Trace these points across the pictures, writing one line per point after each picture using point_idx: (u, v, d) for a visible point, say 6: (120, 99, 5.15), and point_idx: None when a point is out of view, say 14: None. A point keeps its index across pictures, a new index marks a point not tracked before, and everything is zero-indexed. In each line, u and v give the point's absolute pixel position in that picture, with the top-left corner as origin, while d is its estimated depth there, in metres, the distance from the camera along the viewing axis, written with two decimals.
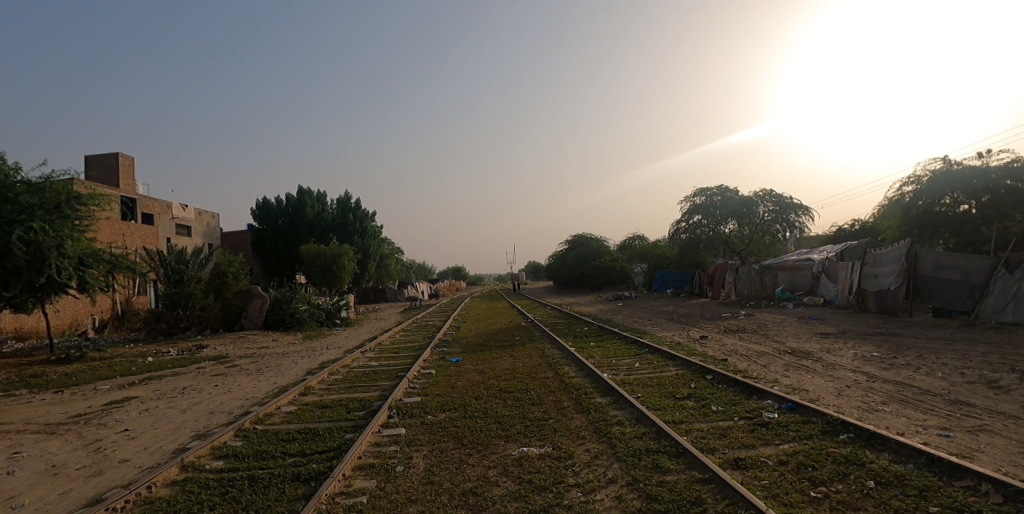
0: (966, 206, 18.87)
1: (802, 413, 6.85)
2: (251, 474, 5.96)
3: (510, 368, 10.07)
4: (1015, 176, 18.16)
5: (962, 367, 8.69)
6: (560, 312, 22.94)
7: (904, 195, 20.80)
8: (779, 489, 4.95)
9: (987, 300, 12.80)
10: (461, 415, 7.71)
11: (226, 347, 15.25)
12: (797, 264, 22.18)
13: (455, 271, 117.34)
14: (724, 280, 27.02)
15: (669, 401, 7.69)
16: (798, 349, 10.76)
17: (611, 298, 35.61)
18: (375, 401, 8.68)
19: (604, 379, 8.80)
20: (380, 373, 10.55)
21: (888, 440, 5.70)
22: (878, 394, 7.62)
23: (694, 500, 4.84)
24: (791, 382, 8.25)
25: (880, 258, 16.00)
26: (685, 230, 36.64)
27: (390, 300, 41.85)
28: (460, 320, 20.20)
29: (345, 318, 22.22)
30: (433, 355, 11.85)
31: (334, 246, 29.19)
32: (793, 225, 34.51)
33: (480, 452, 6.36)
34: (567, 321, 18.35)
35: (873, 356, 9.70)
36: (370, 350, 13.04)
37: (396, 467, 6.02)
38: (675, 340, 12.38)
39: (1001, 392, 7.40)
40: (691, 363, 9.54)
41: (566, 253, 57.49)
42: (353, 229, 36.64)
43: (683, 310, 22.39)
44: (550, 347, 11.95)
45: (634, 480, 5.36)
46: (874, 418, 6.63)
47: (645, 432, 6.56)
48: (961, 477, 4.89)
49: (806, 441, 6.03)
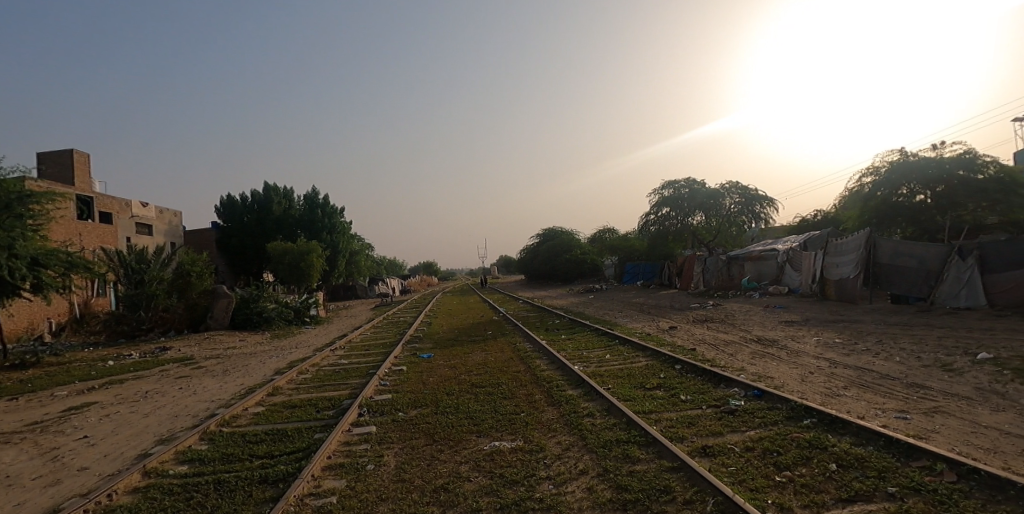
0: (922, 195, 19.41)
1: (767, 400, 6.98)
2: (217, 478, 5.80)
3: (482, 363, 10.04)
4: (967, 166, 18.82)
5: (918, 351, 8.98)
6: (531, 305, 22.94)
7: (863, 185, 21.41)
8: (744, 474, 5.06)
9: (942, 286, 13.21)
10: (433, 411, 7.65)
11: (191, 348, 14.89)
12: (762, 254, 22.65)
13: (426, 268, 116.94)
14: (692, 272, 27.46)
15: (640, 392, 7.74)
16: (763, 337, 11.00)
17: (581, 291, 35.85)
18: (344, 399, 8.55)
19: (575, 371, 8.83)
20: (351, 371, 10.40)
21: (849, 424, 5.86)
22: (839, 379, 7.82)
23: (663, 488, 4.91)
24: (757, 370, 8.39)
25: (841, 248, 16.46)
26: (654, 223, 36.92)
27: (361, 296, 41.37)
28: (432, 315, 20.00)
29: (314, 316, 21.91)
30: (405, 352, 11.71)
31: (303, 243, 28.58)
32: (757, 215, 35.60)
33: (452, 448, 6.31)
34: (539, 314, 18.43)
35: (834, 343, 9.96)
36: (340, 348, 12.82)
37: (366, 465, 5.94)
38: (645, 330, 12.55)
39: (955, 374, 7.70)
40: (661, 353, 9.67)
41: (537, 247, 57.76)
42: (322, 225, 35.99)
43: (652, 301, 22.65)
44: (522, 341, 11.94)
45: (604, 471, 5.40)
46: (836, 403, 6.81)
47: (615, 423, 6.61)
48: (917, 458, 5.06)
49: (772, 427, 6.16)
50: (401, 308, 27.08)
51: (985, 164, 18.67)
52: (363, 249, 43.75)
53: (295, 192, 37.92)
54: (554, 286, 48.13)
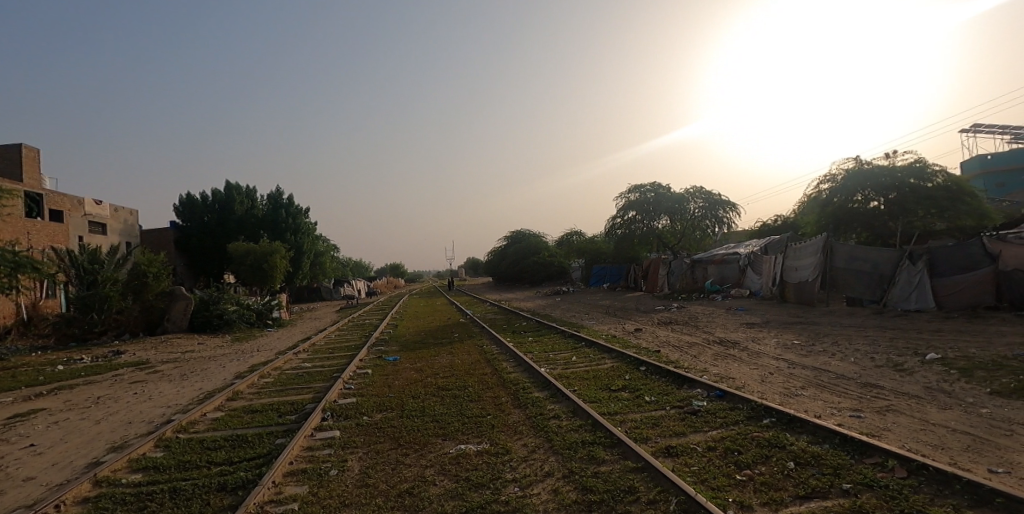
0: (876, 202, 20.17)
1: (729, 400, 7.12)
2: (172, 486, 5.59)
3: (449, 365, 9.98)
4: (917, 175, 19.65)
5: (871, 352, 9.32)
6: (498, 307, 22.90)
7: (820, 192, 22.14)
8: (707, 474, 5.15)
9: (894, 290, 13.73)
10: (398, 415, 7.54)
11: (147, 352, 14.34)
12: (725, 258, 23.17)
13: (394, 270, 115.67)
14: (658, 275, 27.88)
15: (605, 393, 7.80)
16: (725, 338, 11.23)
17: (549, 293, 36.03)
18: (308, 403, 8.36)
19: (541, 373, 8.85)
20: (314, 374, 10.19)
21: (806, 423, 6.03)
22: (798, 379, 8.04)
23: (628, 489, 4.95)
24: (719, 371, 8.56)
25: (800, 252, 16.95)
26: (621, 226, 37.14)
27: (326, 298, 40.63)
28: (398, 318, 19.78)
29: (277, 318, 21.41)
30: (370, 354, 11.53)
31: (266, 244, 27.89)
32: (720, 220, 36.49)
33: (418, 452, 6.24)
34: (506, 316, 18.43)
35: (793, 344, 10.25)
36: (303, 351, 12.55)
37: (329, 471, 5.82)
38: (611, 332, 12.66)
39: (905, 374, 8.01)
40: (626, 355, 9.77)
41: (504, 249, 57.75)
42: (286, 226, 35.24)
43: (619, 303, 22.93)
44: (489, 343, 11.91)
45: (570, 472, 5.41)
46: (794, 403, 6.99)
47: (581, 425, 6.64)
48: (871, 455, 5.23)
49: (733, 426, 6.29)
50: (368, 310, 26.72)
51: (933, 174, 19.51)
52: (328, 251, 42.97)
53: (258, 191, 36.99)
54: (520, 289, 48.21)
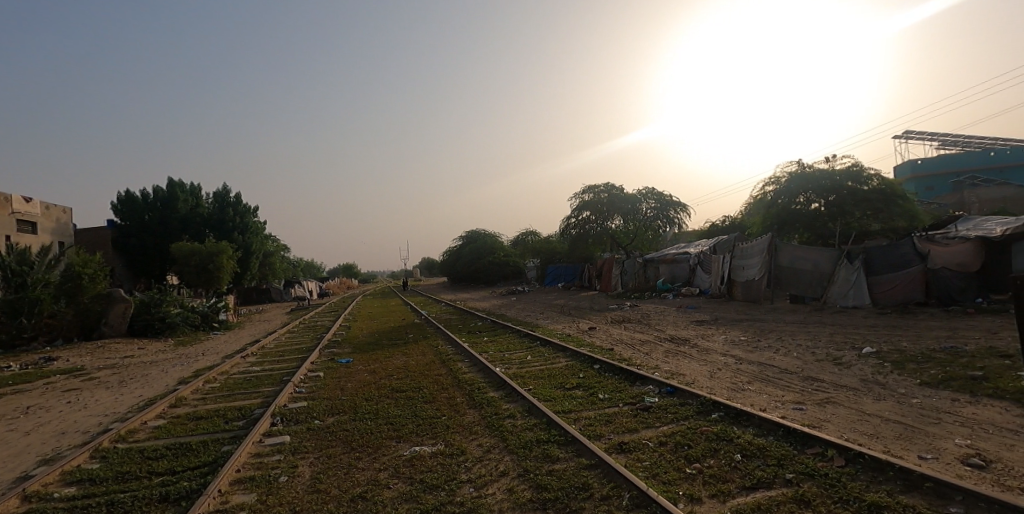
0: (817, 204, 21.12)
1: (679, 396, 7.31)
2: (109, 499, 5.30)
3: (403, 366, 9.85)
4: (854, 178, 20.67)
5: (812, 347, 9.76)
6: (453, 308, 22.78)
7: (766, 193, 23.02)
8: (658, 468, 5.26)
9: (833, 287, 14.41)
10: (351, 418, 7.39)
11: (82, 358, 13.56)
12: (676, 258, 23.80)
13: (348, 271, 113.40)
14: (611, 274, 28.37)
15: (559, 392, 7.87)
16: (676, 336, 11.53)
17: (504, 292, 36.13)
18: (256, 408, 8.10)
19: (497, 373, 8.85)
20: (263, 378, 9.88)
21: (752, 416, 6.25)
22: (744, 374, 8.33)
23: (582, 485, 5.00)
24: (670, 368, 8.78)
25: (747, 251, 17.57)
26: (575, 226, 37.74)
27: (276, 300, 39.45)
28: (351, 319, 19.40)
29: (224, 321, 20.66)
30: (322, 357, 11.27)
31: (212, 243, 26.82)
32: (671, 220, 37.80)
33: (371, 455, 6.13)
34: (462, 316, 18.35)
35: (740, 340, 10.63)
36: (251, 355, 12.15)
37: (279, 477, 5.65)
38: (565, 331, 12.78)
39: (843, 367, 8.43)
40: (580, 353, 9.90)
41: (460, 249, 57.58)
42: (233, 225, 34.10)
43: (573, 302, 23.21)
44: (444, 343, 11.87)
45: (525, 471, 5.43)
46: (741, 397, 7.24)
47: (536, 423, 6.68)
48: (811, 445, 5.47)
49: (683, 421, 6.46)
50: (320, 312, 26.12)
51: (868, 177, 20.59)
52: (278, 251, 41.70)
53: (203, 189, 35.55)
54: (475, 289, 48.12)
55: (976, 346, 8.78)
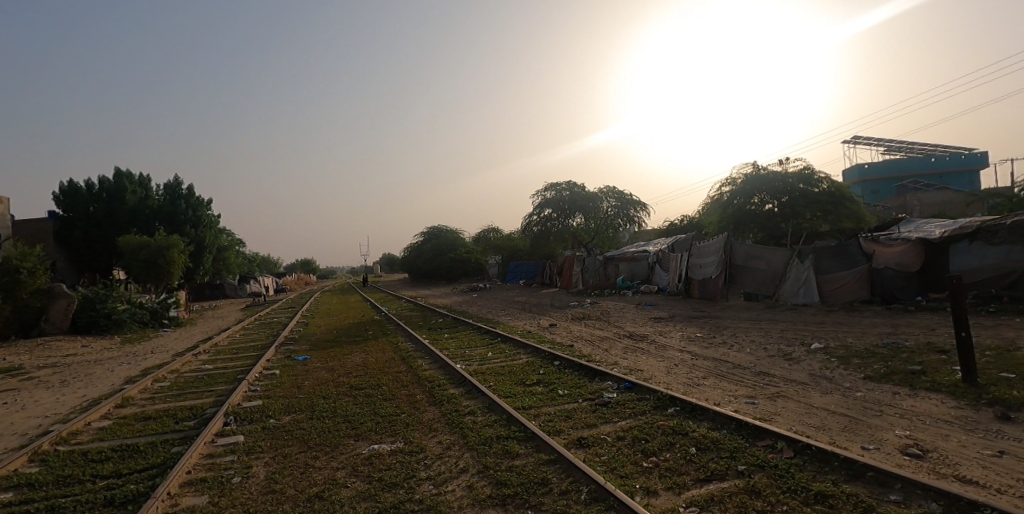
0: (770, 205, 21.84)
1: (636, 391, 7.45)
2: (49, 504, 5.05)
3: (362, 364, 9.72)
4: (806, 181, 21.43)
5: (764, 343, 10.10)
6: (414, 304, 22.57)
7: (722, 194, 23.64)
8: (616, 463, 5.35)
9: (785, 286, 14.91)
10: (308, 416, 7.24)
11: (19, 356, 12.82)
12: (635, 256, 24.22)
13: (306, 266, 111.06)
14: (572, 271, 28.64)
15: (520, 388, 7.91)
16: (634, 332, 11.75)
17: (466, 289, 36.02)
18: (208, 408, 7.84)
19: (457, 370, 8.83)
20: (216, 376, 9.57)
21: (706, 410, 6.43)
22: (700, 370, 8.55)
23: (541, 481, 5.04)
24: (628, 364, 8.93)
25: (704, 250, 18.04)
26: (537, 223, 38.04)
27: (230, 296, 38.24)
28: (309, 316, 19.01)
29: (175, 317, 19.93)
30: (278, 354, 11.00)
31: (162, 237, 25.81)
32: (631, 219, 37.72)
33: (329, 454, 6.03)
34: (422, 313, 18.20)
35: (696, 337, 10.91)
36: (204, 352, 11.76)
37: (232, 478, 5.49)
38: (527, 328, 12.84)
39: (793, 362, 8.75)
40: (540, 350, 9.97)
41: (421, 245, 57.14)
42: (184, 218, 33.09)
43: (534, 299, 23.33)
44: (404, 340, 11.76)
45: (485, 468, 5.44)
46: (696, 392, 7.44)
47: (496, 420, 6.69)
48: (763, 438, 5.66)
49: (641, 416, 6.58)
50: (277, 308, 25.51)
51: (819, 180, 21.40)
52: (233, 246, 40.46)
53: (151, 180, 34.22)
54: (437, 285, 47.89)
55: (916, 341, 9.27)
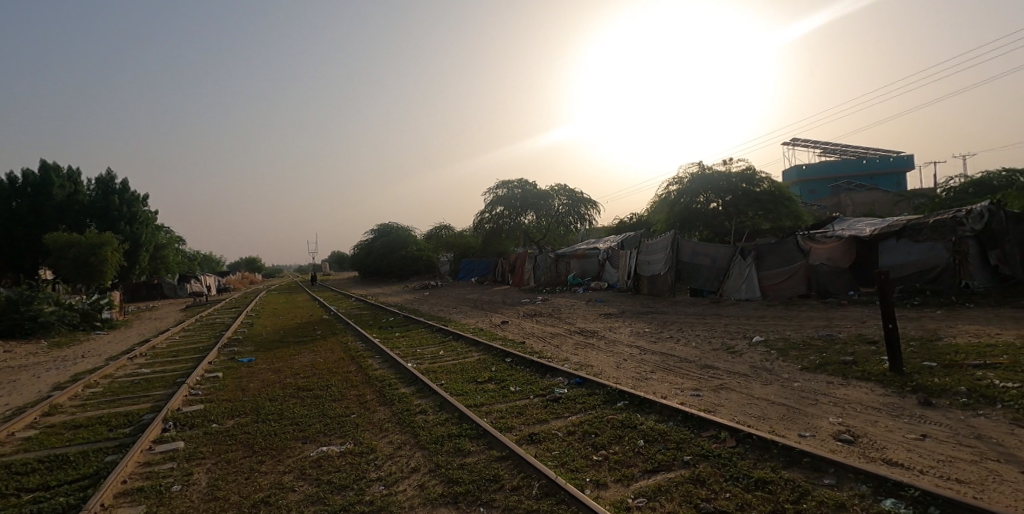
0: (715, 204, 22.58)
1: (587, 386, 7.58)
2: None
3: (310, 364, 9.50)
4: (748, 181, 22.29)
5: (709, 336, 10.48)
6: (364, 303, 22.16)
7: (669, 192, 24.24)
8: (566, 457, 5.44)
9: (729, 281, 15.49)
10: (253, 419, 7.02)
11: None
12: (586, 253, 24.60)
13: (252, 264, 107.32)
14: (524, 268, 28.80)
15: (472, 385, 7.91)
16: (585, 328, 11.97)
17: (419, 287, 35.63)
18: (145, 414, 7.48)
19: (408, 368, 8.75)
20: (154, 381, 9.14)
21: (654, 404, 6.61)
22: (647, 364, 8.80)
23: (493, 477, 5.07)
24: (579, 360, 9.08)
25: (652, 247, 18.50)
26: (488, 220, 38.18)
27: (169, 296, 36.49)
28: (253, 316, 18.37)
29: (108, 319, 18.87)
30: (220, 356, 10.60)
31: (93, 234, 24.36)
32: (583, 217, 38.40)
33: (275, 457, 5.87)
34: (373, 312, 17.94)
35: (644, 332, 11.21)
36: (140, 356, 11.21)
37: (171, 486, 5.26)
38: (479, 326, 12.86)
39: (736, 355, 9.12)
40: (492, 347, 10.00)
41: (372, 243, 56.30)
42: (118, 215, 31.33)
43: (486, 297, 23.34)
44: (354, 340, 11.55)
45: (436, 466, 5.42)
46: (645, 386, 7.63)
47: (447, 418, 6.68)
48: (707, 428, 5.87)
49: (591, 411, 6.71)
50: (219, 308, 24.59)
51: (760, 180, 22.34)
52: (171, 243, 38.58)
53: (82, 174, 32.23)
54: (389, 283, 47.31)
55: (848, 333, 9.83)
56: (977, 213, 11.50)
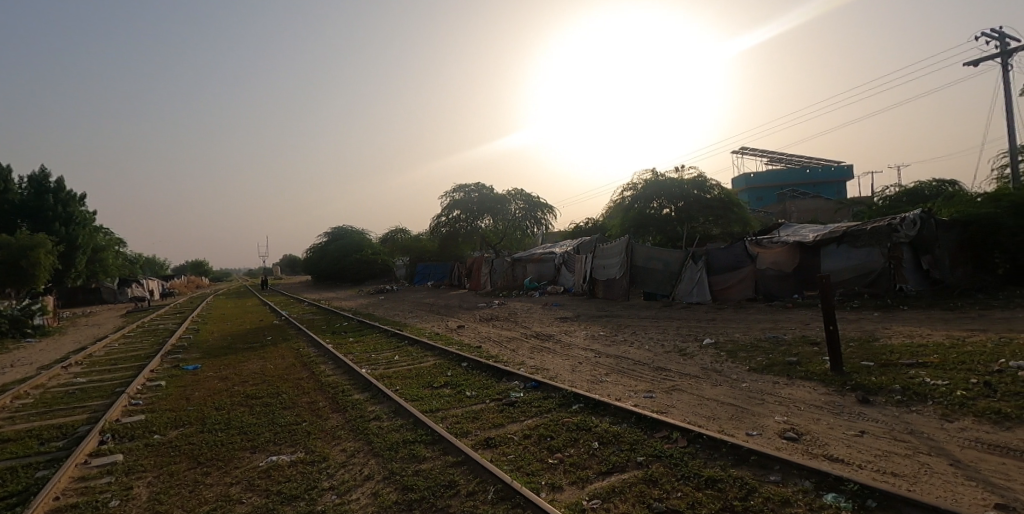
0: (668, 209, 23.17)
1: (542, 390, 7.64)
2: None
3: (259, 371, 9.22)
4: (700, 188, 23.07)
5: (662, 339, 10.73)
6: (317, 308, 21.65)
7: (624, 198, 24.77)
8: (522, 461, 5.47)
9: (681, 285, 15.92)
10: (198, 430, 6.76)
11: None
12: (542, 257, 24.80)
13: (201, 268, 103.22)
14: (481, 272, 28.77)
15: (428, 391, 7.85)
16: (541, 332, 12.07)
17: (375, 291, 35.05)
18: (81, 426, 7.08)
19: (363, 374, 8.61)
20: (91, 390, 8.68)
21: (609, 406, 6.72)
22: (602, 367, 8.94)
23: (448, 483, 5.04)
24: (535, 363, 9.15)
25: (607, 252, 18.82)
26: (445, 224, 38.13)
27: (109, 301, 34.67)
28: (200, 321, 17.68)
29: (40, 326, 17.77)
30: (163, 364, 10.15)
31: (25, 236, 22.94)
32: (539, 221, 38.49)
33: (222, 469, 5.67)
34: (326, 316, 17.57)
35: (599, 335, 11.38)
36: (75, 364, 10.62)
37: (109, 502, 5.01)
38: (435, 330, 12.79)
39: (687, 357, 9.37)
40: (449, 351, 9.95)
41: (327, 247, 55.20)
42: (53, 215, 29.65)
43: (442, 300, 23.20)
44: (306, 345, 11.28)
45: (390, 474, 5.35)
46: (599, 388, 7.76)
47: (403, 424, 6.61)
48: (659, 429, 6.01)
49: (546, 414, 6.77)
50: (162, 313, 23.52)
51: (711, 187, 23.14)
52: (111, 245, 36.67)
53: (13, 172, 30.35)
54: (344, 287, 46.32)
55: (793, 335, 10.26)
56: (910, 220, 12.30)
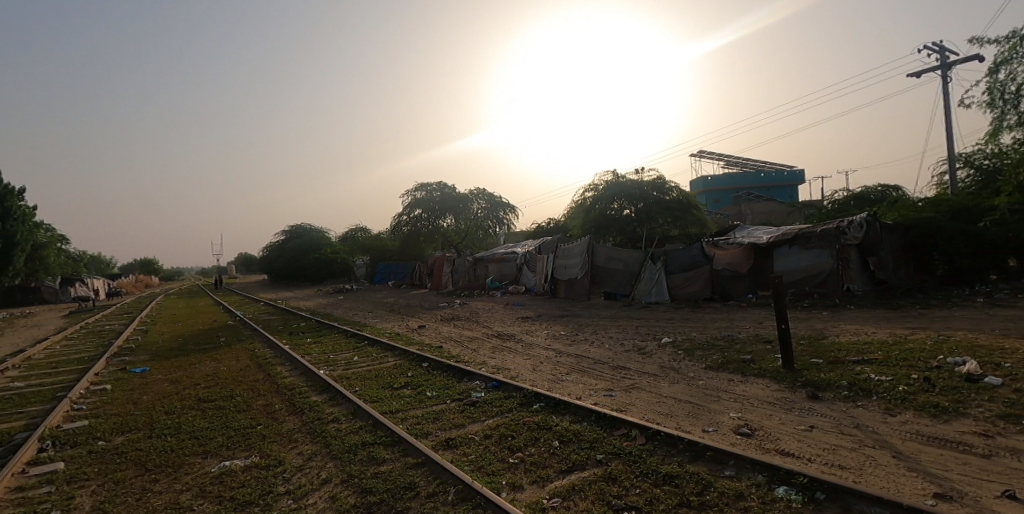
0: (628, 210, 23.50)
1: (503, 390, 7.67)
2: None
3: (212, 373, 8.94)
4: (659, 189, 23.52)
5: (621, 338, 10.92)
6: (275, 307, 21.09)
7: (585, 199, 25.05)
8: (482, 461, 5.48)
9: (640, 285, 16.23)
10: (147, 435, 6.51)
11: None
12: (504, 257, 24.83)
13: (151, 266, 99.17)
14: (443, 272, 28.61)
15: (388, 392, 7.78)
16: (502, 332, 12.11)
17: (334, 290, 34.41)
18: (18, 433, 6.72)
19: (321, 375, 8.46)
20: (29, 396, 8.23)
21: (569, 405, 6.81)
22: (563, 366, 9.04)
23: (408, 485, 5.01)
24: (496, 363, 9.17)
25: (569, 252, 19.00)
26: (407, 223, 37.62)
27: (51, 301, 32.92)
28: (148, 322, 16.99)
29: None
30: (108, 367, 9.71)
31: None
32: (501, 221, 38.86)
33: (172, 475, 5.48)
34: (283, 317, 17.13)
35: (560, 335, 11.49)
36: (11, 367, 10.05)
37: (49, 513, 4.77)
38: (395, 330, 12.67)
39: (646, 356, 9.56)
40: (409, 352, 9.88)
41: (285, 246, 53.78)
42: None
43: (403, 300, 22.94)
44: (262, 346, 11.00)
45: (349, 476, 5.29)
46: (559, 387, 7.84)
47: (362, 426, 6.53)
48: (618, 427, 6.12)
49: (507, 414, 6.80)
50: (108, 314, 22.49)
51: (670, 188, 23.62)
52: (53, 242, 34.86)
53: None
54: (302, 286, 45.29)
55: (747, 334, 10.60)
56: (858, 223, 12.84)
